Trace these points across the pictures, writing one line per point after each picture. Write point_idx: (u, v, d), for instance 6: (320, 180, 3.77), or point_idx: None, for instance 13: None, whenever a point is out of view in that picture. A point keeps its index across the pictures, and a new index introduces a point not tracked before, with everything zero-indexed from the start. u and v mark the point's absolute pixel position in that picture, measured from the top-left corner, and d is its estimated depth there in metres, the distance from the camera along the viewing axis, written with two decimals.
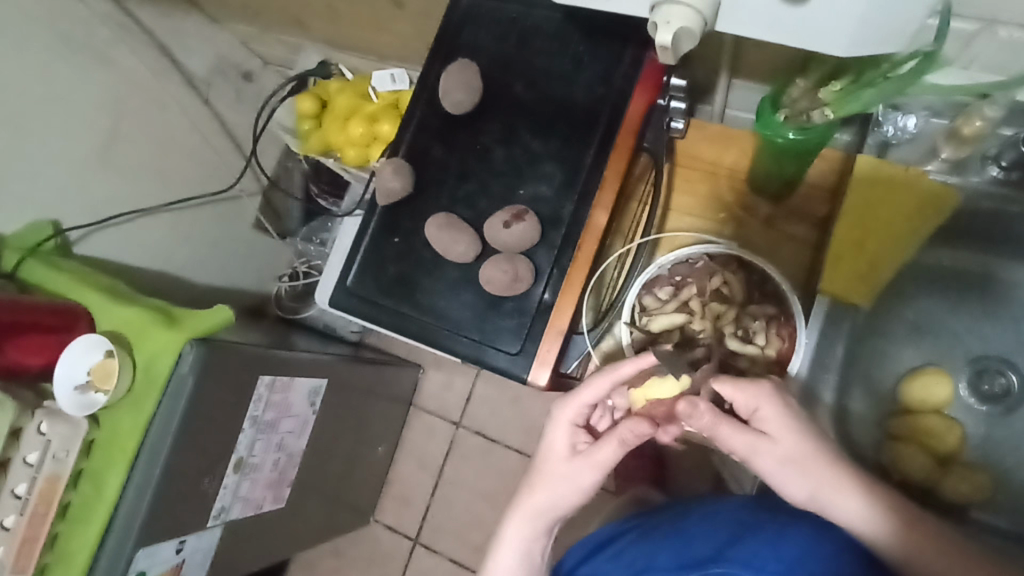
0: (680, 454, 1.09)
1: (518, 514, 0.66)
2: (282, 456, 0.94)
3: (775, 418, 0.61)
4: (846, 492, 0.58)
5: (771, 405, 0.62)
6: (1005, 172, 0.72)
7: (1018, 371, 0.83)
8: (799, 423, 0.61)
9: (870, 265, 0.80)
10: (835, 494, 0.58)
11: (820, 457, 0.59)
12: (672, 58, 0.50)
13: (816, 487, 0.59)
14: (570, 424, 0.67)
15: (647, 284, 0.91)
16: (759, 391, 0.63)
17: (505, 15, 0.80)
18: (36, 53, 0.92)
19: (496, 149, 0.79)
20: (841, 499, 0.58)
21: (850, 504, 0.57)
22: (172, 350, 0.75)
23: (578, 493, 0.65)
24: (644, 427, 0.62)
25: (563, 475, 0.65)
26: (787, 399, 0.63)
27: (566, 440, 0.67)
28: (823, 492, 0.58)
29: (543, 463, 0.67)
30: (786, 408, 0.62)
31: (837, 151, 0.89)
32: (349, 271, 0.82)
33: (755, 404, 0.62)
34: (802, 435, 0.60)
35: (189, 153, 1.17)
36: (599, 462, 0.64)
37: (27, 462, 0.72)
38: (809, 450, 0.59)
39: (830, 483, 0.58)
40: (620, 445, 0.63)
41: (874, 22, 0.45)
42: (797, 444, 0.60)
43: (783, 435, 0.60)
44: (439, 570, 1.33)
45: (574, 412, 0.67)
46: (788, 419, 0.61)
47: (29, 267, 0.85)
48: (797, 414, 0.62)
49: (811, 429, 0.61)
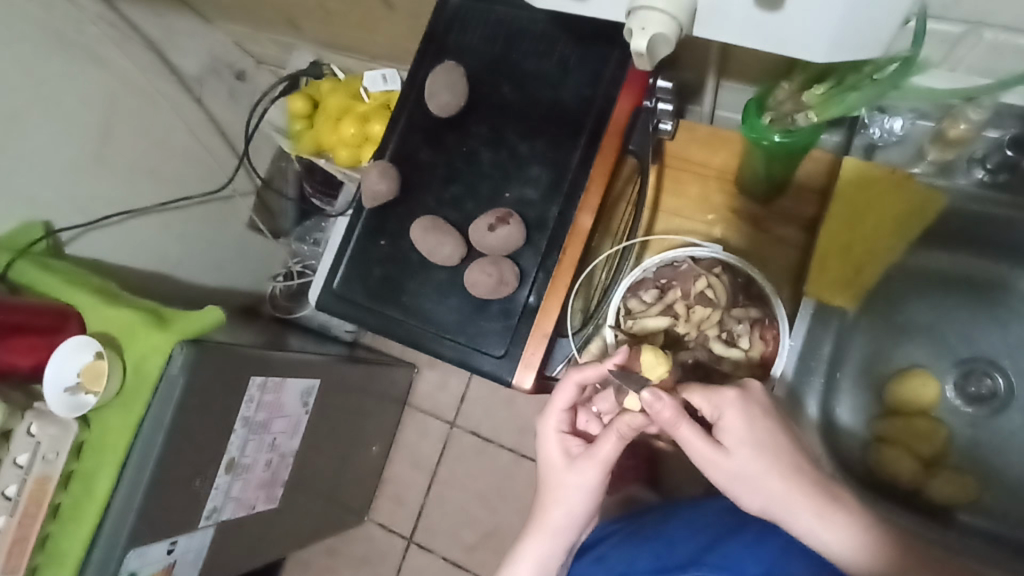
0: (670, 454, 1.09)
1: (536, 532, 0.66)
2: (273, 456, 0.94)
3: (734, 430, 0.56)
4: (798, 509, 0.54)
5: (734, 413, 0.56)
6: (991, 174, 0.71)
7: (1005, 373, 0.83)
8: (760, 433, 0.56)
9: (857, 267, 0.79)
10: (789, 513, 0.54)
11: (777, 471, 0.54)
12: (651, 63, 0.50)
13: (769, 500, 0.54)
14: (556, 433, 0.66)
15: (632, 287, 0.90)
16: (722, 398, 0.57)
17: (493, 16, 0.80)
18: (28, 55, 0.92)
19: (482, 152, 0.79)
20: (797, 515, 0.54)
21: (805, 524, 0.53)
22: (162, 352, 0.75)
23: (590, 494, 0.64)
24: (640, 417, 0.60)
25: (569, 483, 0.64)
26: (753, 406, 0.57)
27: (559, 450, 0.65)
28: (776, 507, 0.54)
29: (548, 476, 0.66)
30: (748, 419, 0.56)
31: (826, 152, 0.87)
32: (336, 273, 0.82)
33: (720, 412, 0.57)
34: (764, 449, 0.55)
35: (181, 154, 1.17)
36: (602, 458, 0.63)
37: (17, 463, 0.72)
38: (768, 465, 0.55)
39: (782, 499, 0.54)
40: (618, 438, 0.62)
41: (851, 29, 0.45)
42: (754, 456, 0.55)
43: (738, 449, 0.56)
44: (432, 569, 1.34)
45: (557, 420, 0.66)
46: (750, 430, 0.56)
47: (20, 268, 0.86)
48: (762, 422, 0.56)
49: (772, 443, 0.56)
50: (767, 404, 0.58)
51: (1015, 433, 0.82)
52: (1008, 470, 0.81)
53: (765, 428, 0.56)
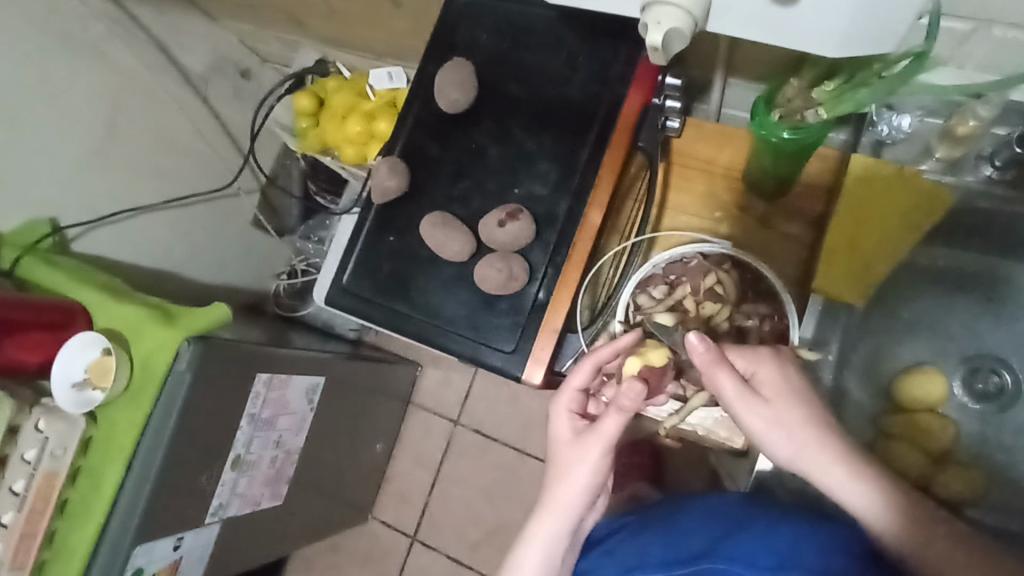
0: (676, 449, 1.11)
1: (540, 510, 0.66)
2: (279, 453, 0.94)
3: (772, 383, 0.57)
4: (832, 460, 0.55)
5: (775, 368, 0.58)
6: (999, 171, 0.72)
7: (1012, 371, 0.84)
8: (796, 388, 0.57)
9: (865, 263, 0.79)
10: (822, 464, 0.55)
11: (813, 423, 0.56)
12: (664, 58, 0.50)
13: (803, 451, 0.56)
14: (565, 411, 0.67)
15: (641, 283, 0.91)
16: (759, 354, 0.59)
17: (501, 13, 0.80)
18: (34, 52, 0.92)
19: (490, 149, 0.79)
20: (828, 466, 0.55)
21: (837, 475, 0.55)
22: (169, 349, 0.75)
23: (593, 472, 0.63)
24: (639, 385, 0.58)
25: (571, 458, 0.64)
26: (787, 363, 0.59)
27: (568, 429, 0.66)
28: (809, 458, 0.56)
29: (556, 454, 0.66)
30: (784, 375, 0.58)
31: (834, 150, 0.90)
32: (344, 269, 0.82)
33: (755, 367, 0.58)
34: (800, 402, 0.56)
35: (186, 151, 1.17)
36: (605, 435, 0.62)
37: (24, 458, 0.74)
38: (804, 417, 0.56)
39: (817, 448, 0.55)
40: (620, 415, 0.61)
41: (865, 24, 0.45)
42: (793, 408, 0.56)
43: (777, 399, 0.56)
44: (436, 567, 1.34)
45: (567, 398, 0.67)
46: (786, 384, 0.57)
47: (27, 265, 0.86)
48: (796, 379, 0.58)
49: (808, 397, 0.57)
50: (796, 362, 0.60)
51: (1021, 429, 0.83)
52: (1014, 466, 0.81)
53: (799, 384, 0.58)
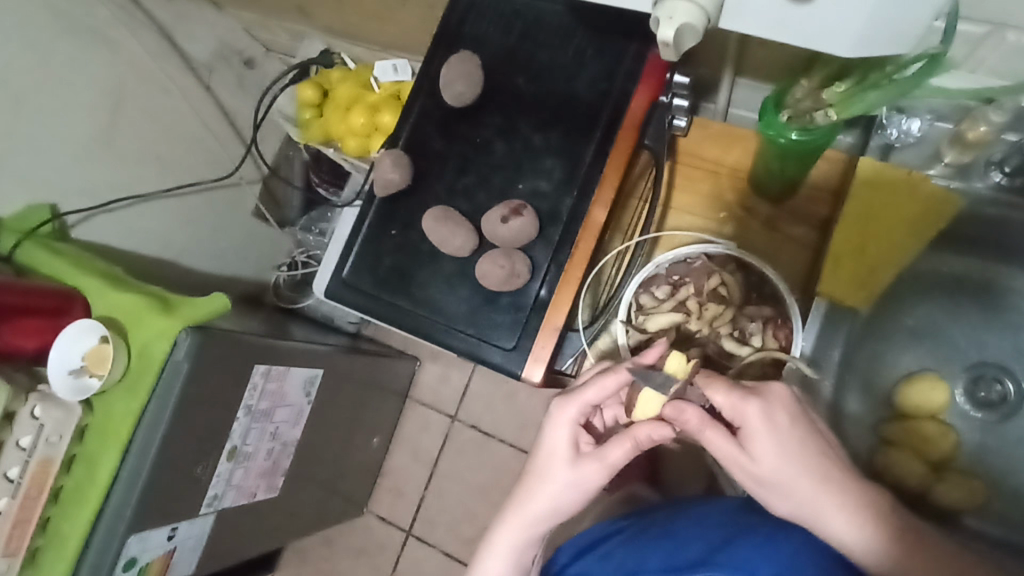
0: (675, 453, 1.09)
1: (517, 518, 0.65)
2: (275, 445, 0.94)
3: (760, 437, 0.57)
4: (829, 514, 0.56)
5: (759, 423, 0.57)
6: (1008, 177, 0.72)
7: (1015, 380, 0.82)
8: (788, 439, 0.57)
9: (871, 266, 0.78)
10: (820, 516, 0.56)
11: (805, 477, 0.56)
12: (674, 54, 0.50)
13: (798, 505, 0.57)
14: (570, 425, 0.64)
15: (645, 283, 0.92)
16: (744, 407, 0.57)
17: (510, 7, 0.79)
18: (38, 32, 0.91)
19: (495, 143, 0.78)
20: (827, 519, 0.56)
21: (835, 526, 0.56)
22: (168, 337, 0.74)
23: (581, 494, 0.63)
24: (665, 429, 0.60)
25: (567, 479, 0.63)
26: (778, 414, 0.57)
27: (566, 443, 0.64)
28: (805, 512, 0.57)
29: (545, 464, 0.64)
30: (772, 424, 0.57)
31: (841, 153, 0.88)
32: (345, 262, 0.81)
33: (741, 417, 0.58)
34: (790, 455, 0.56)
35: (189, 139, 1.16)
36: (609, 463, 0.63)
37: (19, 445, 0.71)
38: (796, 472, 0.56)
39: (812, 503, 0.56)
40: (630, 444, 0.62)
41: (879, 23, 0.44)
42: (783, 464, 0.56)
43: (765, 456, 0.56)
44: (429, 562, 1.33)
45: (576, 413, 0.63)
46: (775, 436, 0.57)
47: (25, 250, 0.85)
48: (789, 427, 0.57)
49: (800, 449, 0.57)
50: (794, 408, 0.58)
51: (1022, 439, 0.81)
52: (1015, 473, 0.80)
53: (791, 434, 0.57)
